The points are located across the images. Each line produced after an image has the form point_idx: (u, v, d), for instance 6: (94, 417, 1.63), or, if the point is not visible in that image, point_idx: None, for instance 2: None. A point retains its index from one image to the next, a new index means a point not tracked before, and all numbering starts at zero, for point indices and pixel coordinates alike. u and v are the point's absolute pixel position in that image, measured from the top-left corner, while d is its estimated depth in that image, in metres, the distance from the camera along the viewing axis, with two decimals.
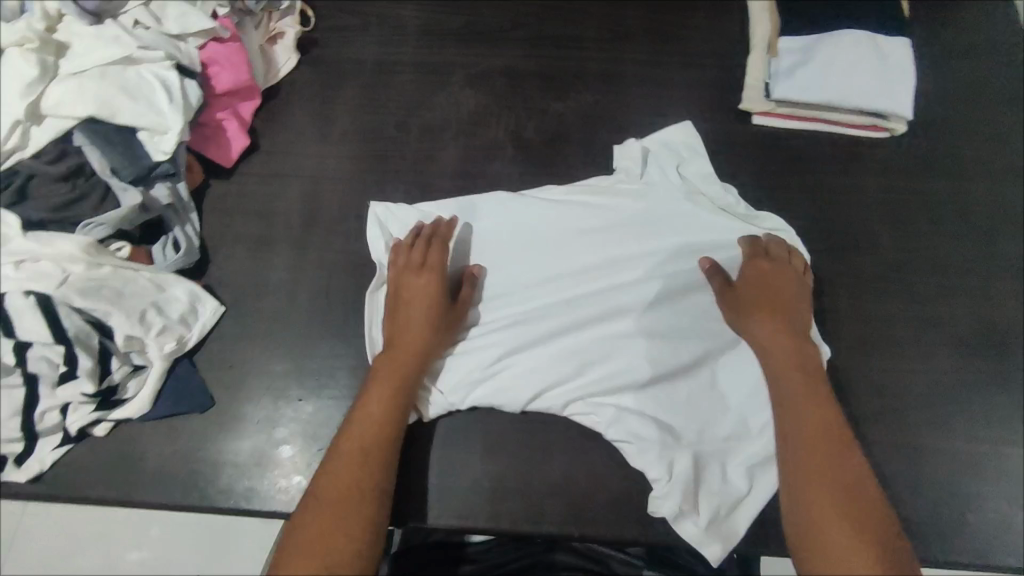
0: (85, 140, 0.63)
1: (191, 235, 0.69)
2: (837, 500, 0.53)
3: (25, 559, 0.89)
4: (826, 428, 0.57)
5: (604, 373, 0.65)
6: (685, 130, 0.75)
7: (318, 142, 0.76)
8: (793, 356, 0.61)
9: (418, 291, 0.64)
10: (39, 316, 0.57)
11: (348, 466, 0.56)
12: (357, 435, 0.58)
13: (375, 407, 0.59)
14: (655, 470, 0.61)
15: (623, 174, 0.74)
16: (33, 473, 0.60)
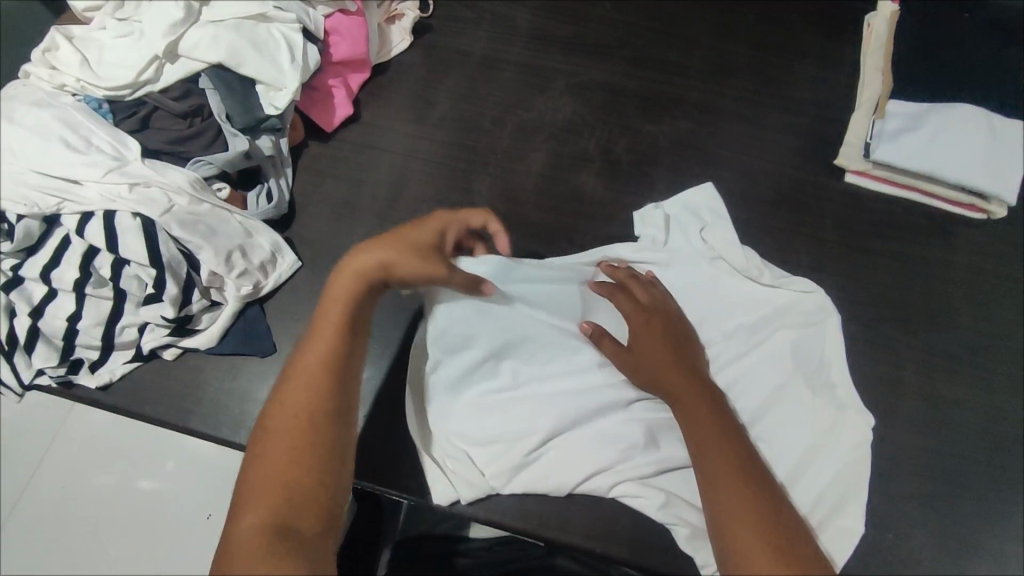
0: (209, 84, 0.68)
1: (283, 189, 0.72)
2: (758, 529, 0.51)
3: (59, 462, 0.94)
4: (728, 454, 0.56)
5: (654, 463, 0.63)
6: (705, 192, 0.75)
7: (416, 123, 0.79)
8: (696, 399, 0.59)
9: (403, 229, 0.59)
10: (141, 238, 0.60)
11: (309, 384, 0.53)
12: (315, 351, 0.55)
13: (329, 329, 0.55)
14: (704, 555, 0.60)
15: (648, 242, 0.73)
16: (103, 381, 0.64)
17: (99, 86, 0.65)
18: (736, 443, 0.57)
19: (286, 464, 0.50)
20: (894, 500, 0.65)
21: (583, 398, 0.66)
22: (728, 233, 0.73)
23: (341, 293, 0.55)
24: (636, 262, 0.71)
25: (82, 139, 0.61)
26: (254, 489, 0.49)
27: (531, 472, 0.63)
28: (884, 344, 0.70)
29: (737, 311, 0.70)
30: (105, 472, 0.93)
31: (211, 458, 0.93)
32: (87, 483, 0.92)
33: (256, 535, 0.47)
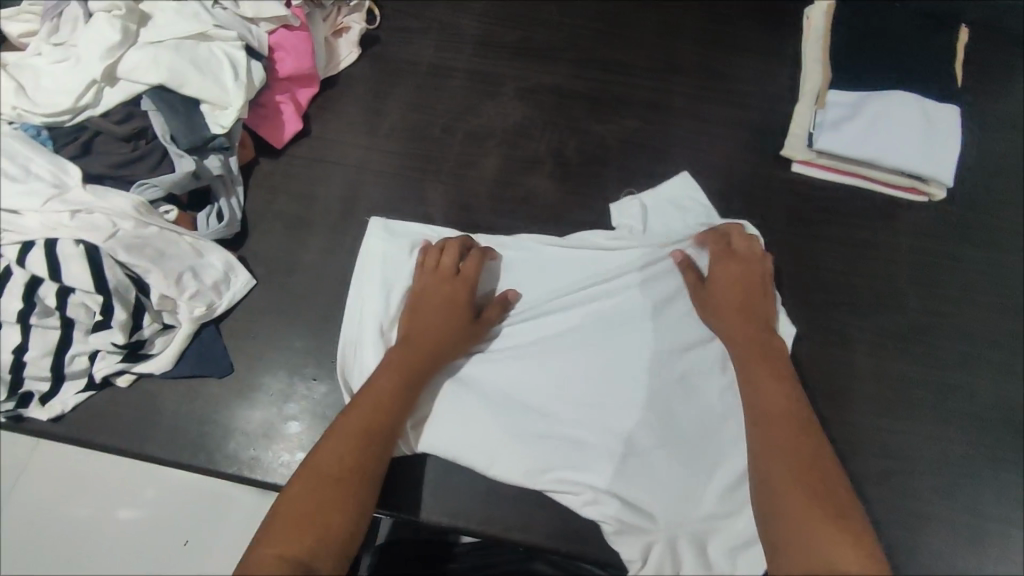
0: (152, 106, 0.67)
1: (234, 208, 0.72)
2: (811, 482, 0.53)
3: None
4: (789, 410, 0.58)
5: (585, 461, 0.63)
6: (684, 181, 0.77)
7: (367, 134, 0.79)
8: (757, 348, 0.64)
9: (428, 290, 0.66)
10: (86, 265, 0.59)
11: (352, 440, 0.56)
12: (369, 408, 0.59)
13: (385, 391, 0.60)
14: (628, 551, 0.61)
15: (625, 231, 0.74)
16: (55, 413, 0.62)
17: (37, 113, 0.64)
18: (797, 404, 0.59)
19: (313, 507, 0.51)
20: (851, 480, 0.66)
21: (529, 381, 0.67)
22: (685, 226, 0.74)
23: (398, 364, 0.61)
24: (608, 249, 0.72)
25: (20, 168, 0.61)
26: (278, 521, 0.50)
27: (464, 458, 0.64)
28: (836, 328, 0.72)
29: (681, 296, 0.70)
30: None
31: None
32: None
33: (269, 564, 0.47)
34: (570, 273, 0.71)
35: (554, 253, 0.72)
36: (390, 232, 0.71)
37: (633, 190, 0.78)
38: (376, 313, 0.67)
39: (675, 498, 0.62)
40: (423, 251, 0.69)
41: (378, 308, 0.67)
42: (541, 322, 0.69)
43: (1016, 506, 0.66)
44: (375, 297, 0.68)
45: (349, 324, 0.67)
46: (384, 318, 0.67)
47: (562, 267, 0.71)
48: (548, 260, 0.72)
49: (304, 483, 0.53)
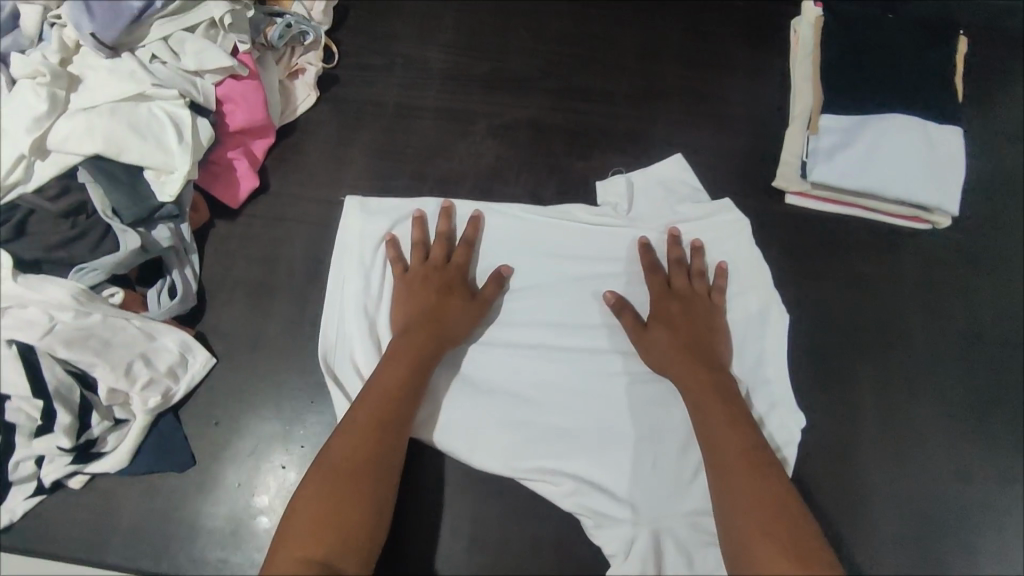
0: (89, 177, 0.61)
1: (189, 279, 0.66)
2: (765, 514, 0.51)
3: None
4: (737, 443, 0.56)
5: (572, 450, 0.62)
6: (677, 163, 0.73)
7: (331, 187, 0.73)
8: (706, 376, 0.60)
9: (420, 279, 0.64)
10: (21, 370, 0.54)
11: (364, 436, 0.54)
12: (378, 403, 0.56)
13: (388, 384, 0.57)
14: (612, 545, 0.60)
15: (610, 210, 0.71)
16: (2, 523, 0.57)
17: None
18: (747, 435, 0.56)
19: (331, 511, 0.50)
20: (854, 534, 0.64)
21: (510, 369, 0.65)
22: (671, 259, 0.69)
23: (401, 358, 0.59)
24: (593, 224, 0.70)
25: None
26: (297, 525, 0.49)
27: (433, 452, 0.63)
28: (837, 370, 0.68)
29: None
30: None
31: None
32: None
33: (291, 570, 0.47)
34: (550, 266, 0.68)
35: (540, 233, 0.69)
36: (367, 208, 0.68)
37: (621, 168, 0.76)
38: (356, 292, 0.65)
39: (655, 494, 0.61)
40: (394, 248, 0.66)
41: (359, 284, 0.65)
42: (512, 345, 0.66)
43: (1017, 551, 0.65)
44: (355, 275, 0.65)
45: (334, 306, 0.65)
46: (365, 297, 0.65)
47: (546, 248, 0.68)
48: (532, 239, 0.68)
49: (316, 484, 0.52)
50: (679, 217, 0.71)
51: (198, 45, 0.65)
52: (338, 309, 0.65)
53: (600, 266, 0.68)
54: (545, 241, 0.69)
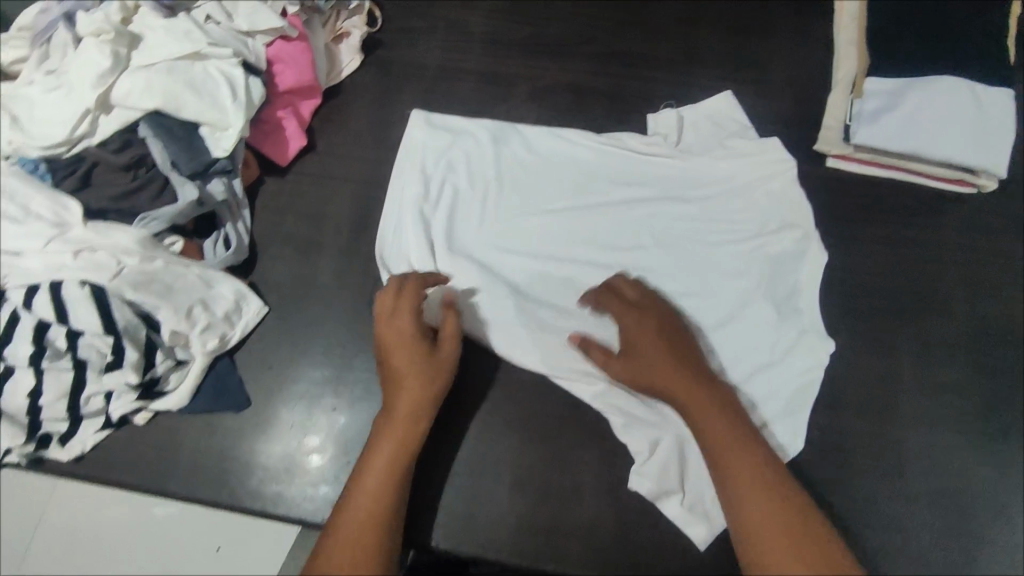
0: (150, 132, 0.64)
1: (242, 232, 0.69)
2: (779, 519, 0.51)
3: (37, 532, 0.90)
4: (732, 437, 0.55)
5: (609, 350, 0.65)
6: (725, 99, 0.75)
7: (376, 147, 0.75)
8: (695, 386, 0.57)
9: (399, 347, 0.59)
10: (93, 309, 0.57)
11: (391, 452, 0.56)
12: (402, 420, 0.58)
13: (378, 484, 0.55)
14: (637, 444, 0.61)
15: (659, 139, 0.74)
16: (75, 453, 0.62)
17: (34, 146, 0.62)
18: (748, 439, 0.55)
19: (374, 519, 0.53)
20: (895, 495, 0.64)
21: (550, 268, 0.69)
22: (705, 215, 0.71)
23: (410, 379, 0.59)
24: (640, 154, 0.73)
25: (19, 209, 0.59)
26: (344, 534, 0.52)
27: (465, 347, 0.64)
28: (877, 331, 0.68)
29: (711, 197, 0.72)
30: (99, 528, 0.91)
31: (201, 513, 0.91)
32: (81, 551, 0.89)
33: (348, 573, 0.50)
34: (595, 199, 0.72)
35: (587, 157, 0.73)
36: (431, 125, 0.74)
37: (671, 103, 0.77)
38: (416, 197, 0.70)
39: None
40: (382, 295, 0.61)
41: (419, 190, 0.71)
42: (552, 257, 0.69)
43: None
44: (416, 182, 0.71)
45: (396, 205, 0.71)
46: (422, 201, 0.70)
47: (594, 173, 0.73)
48: (581, 161, 0.73)
49: (340, 539, 0.51)
50: (728, 150, 0.73)
51: (250, 8, 0.69)
52: (400, 209, 0.70)
53: (642, 190, 0.72)
54: (591, 164, 0.73)
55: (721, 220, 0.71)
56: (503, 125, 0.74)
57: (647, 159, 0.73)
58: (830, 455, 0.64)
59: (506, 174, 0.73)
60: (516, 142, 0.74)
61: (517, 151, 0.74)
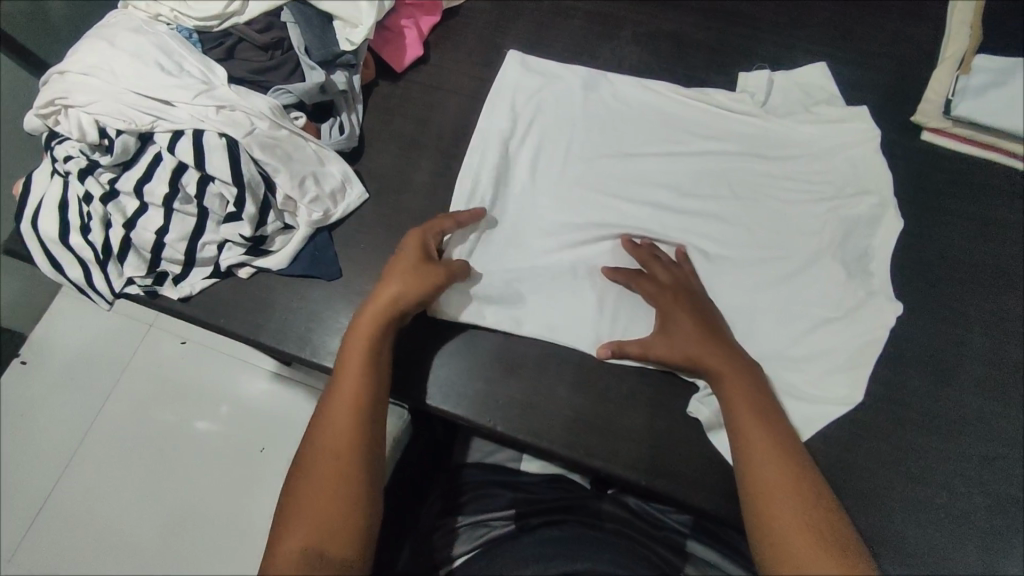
0: (290, 18, 0.71)
1: (354, 123, 0.75)
2: (802, 509, 0.52)
3: (126, 395, 1.03)
4: (766, 430, 0.56)
5: None
6: (821, 70, 0.77)
7: (483, 66, 0.80)
8: (738, 382, 0.59)
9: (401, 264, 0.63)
10: (227, 158, 0.63)
11: (352, 382, 0.57)
12: (359, 346, 0.59)
13: (343, 411, 0.56)
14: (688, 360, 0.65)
15: (748, 96, 0.76)
16: (184, 293, 0.69)
17: (192, 16, 0.68)
18: (766, 407, 0.58)
19: (343, 435, 0.55)
20: (944, 454, 0.64)
21: (631, 199, 0.73)
22: (785, 173, 0.73)
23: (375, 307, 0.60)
24: (723, 109, 0.76)
25: (175, 65, 0.65)
26: (325, 443, 0.55)
27: (528, 269, 0.70)
28: (950, 302, 0.68)
29: (797, 154, 0.73)
30: (170, 403, 1.02)
31: (259, 408, 1.01)
32: (154, 418, 1.01)
33: (323, 488, 0.53)
34: (688, 137, 0.75)
35: (676, 107, 0.76)
36: (526, 67, 0.78)
37: (765, 66, 0.79)
38: (501, 129, 0.75)
39: (742, 327, 0.68)
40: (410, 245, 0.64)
41: (506, 124, 0.75)
42: (633, 187, 0.73)
43: None
44: (503, 115, 0.75)
45: (494, 120, 0.75)
46: (508, 135, 0.74)
47: (686, 120, 0.76)
48: (670, 110, 0.76)
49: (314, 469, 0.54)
50: (820, 113, 0.75)
51: None
52: (496, 124, 0.75)
53: (730, 139, 0.75)
54: (682, 111, 0.76)
55: (802, 176, 0.73)
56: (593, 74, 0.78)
57: (738, 114, 0.75)
58: (884, 409, 0.65)
59: (602, 108, 0.76)
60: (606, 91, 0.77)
61: (615, 89, 0.77)
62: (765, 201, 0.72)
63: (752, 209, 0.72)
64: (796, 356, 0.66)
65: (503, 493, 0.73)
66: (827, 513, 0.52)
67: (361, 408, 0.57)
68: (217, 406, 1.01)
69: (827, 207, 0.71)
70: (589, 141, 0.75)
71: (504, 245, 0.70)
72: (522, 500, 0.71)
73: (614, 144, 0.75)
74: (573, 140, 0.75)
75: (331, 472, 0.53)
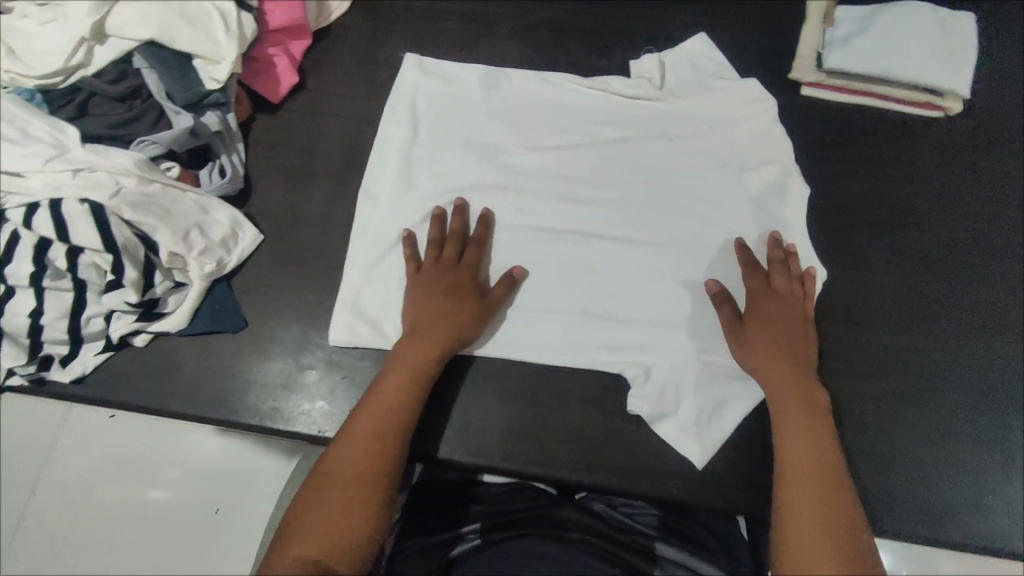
0: (145, 63, 0.65)
1: (236, 164, 0.71)
2: (834, 546, 0.53)
3: (56, 480, 0.94)
4: (819, 459, 0.57)
5: (584, 281, 0.68)
6: (700, 43, 0.77)
7: (364, 84, 0.77)
8: (804, 404, 0.60)
9: (442, 288, 0.64)
10: (92, 225, 0.59)
11: (388, 404, 0.59)
12: (405, 369, 0.61)
13: (376, 429, 0.58)
14: (612, 345, 0.66)
15: (645, 82, 0.76)
16: (76, 375, 0.63)
17: (31, 75, 0.62)
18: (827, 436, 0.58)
19: (373, 456, 0.57)
20: (866, 395, 0.65)
21: (535, 194, 0.71)
22: (686, 148, 0.73)
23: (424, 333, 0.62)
24: (624, 97, 0.76)
25: (18, 131, 0.59)
26: (352, 457, 0.56)
27: None
28: (852, 247, 0.70)
29: (688, 125, 0.74)
30: (106, 481, 0.93)
31: (205, 466, 0.94)
32: (95, 497, 0.93)
33: (344, 504, 0.54)
34: (582, 125, 0.75)
35: (565, 96, 0.76)
36: (423, 70, 0.76)
37: (653, 48, 0.79)
38: (402, 140, 0.73)
39: (662, 305, 0.68)
40: (446, 267, 0.66)
41: (406, 133, 0.73)
42: (535, 181, 0.72)
43: None
44: (403, 125, 0.73)
45: (383, 138, 0.73)
46: (407, 146, 0.73)
47: (577, 107, 0.76)
48: (559, 101, 0.76)
49: (337, 482, 0.55)
50: (701, 83, 0.76)
51: None
52: (384, 142, 0.73)
53: (622, 121, 0.75)
54: (571, 99, 0.76)
55: (696, 145, 0.73)
56: (476, 74, 0.76)
57: (624, 94, 0.76)
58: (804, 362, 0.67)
59: (490, 108, 0.75)
60: (492, 94, 0.76)
61: (504, 87, 0.76)
62: (663, 176, 0.72)
63: (653, 187, 0.72)
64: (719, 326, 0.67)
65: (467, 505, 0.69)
66: (858, 551, 0.53)
67: (395, 433, 0.58)
68: (167, 470, 0.94)
69: (723, 174, 0.72)
70: (483, 144, 0.73)
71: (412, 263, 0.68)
72: (485, 513, 0.68)
73: (509, 143, 0.74)
74: (466, 145, 0.73)
75: (354, 489, 0.55)
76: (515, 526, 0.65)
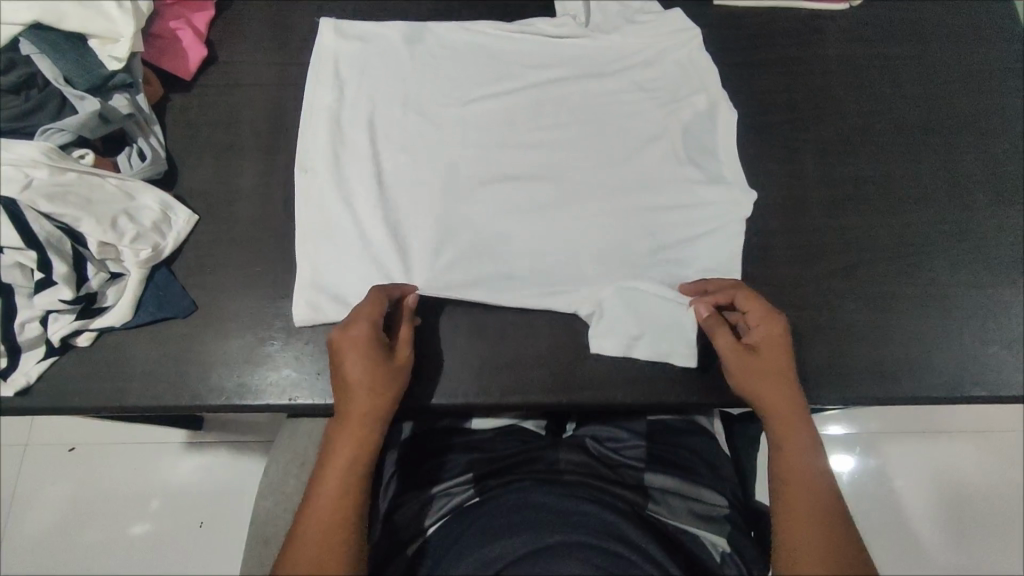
0: (33, 49, 0.61)
1: (156, 146, 0.68)
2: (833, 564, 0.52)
3: (33, 525, 0.98)
4: (808, 475, 0.56)
5: (530, 212, 0.69)
6: None
7: (278, 49, 0.75)
8: (789, 422, 0.58)
9: (353, 362, 0.57)
10: (9, 223, 0.55)
11: (330, 497, 0.54)
12: (336, 458, 0.55)
13: (326, 526, 0.53)
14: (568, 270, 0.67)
15: (569, 19, 0.76)
16: (20, 386, 0.60)
17: None
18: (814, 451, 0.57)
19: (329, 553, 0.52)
20: (812, 277, 0.68)
21: (470, 135, 0.71)
22: (613, 73, 0.74)
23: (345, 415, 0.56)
24: (553, 36, 0.76)
25: None
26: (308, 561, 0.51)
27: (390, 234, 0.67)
28: (780, 143, 0.73)
29: (610, 50, 0.75)
30: (86, 518, 0.98)
31: (185, 490, 0.99)
32: (77, 535, 0.97)
33: None
34: (507, 63, 0.75)
35: (485, 36, 0.75)
36: (341, 33, 0.73)
37: None
38: (327, 94, 0.71)
39: (610, 225, 0.69)
40: (349, 336, 0.57)
41: (329, 88, 0.71)
42: (469, 122, 0.72)
43: (971, 269, 0.69)
44: (324, 82, 0.71)
45: (307, 100, 0.71)
46: (335, 104, 0.71)
47: (499, 46, 0.75)
48: (480, 42, 0.75)
49: None
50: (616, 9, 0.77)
51: None
52: (309, 103, 0.71)
53: (544, 54, 0.75)
54: (492, 38, 0.75)
55: (620, 68, 0.75)
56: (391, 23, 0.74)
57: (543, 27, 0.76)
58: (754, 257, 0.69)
59: (411, 56, 0.74)
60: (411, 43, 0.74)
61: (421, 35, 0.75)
62: (593, 101, 0.73)
63: (585, 113, 0.73)
64: (667, 236, 0.69)
65: (461, 455, 0.67)
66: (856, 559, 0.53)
67: (345, 522, 0.53)
68: (145, 503, 0.98)
69: (650, 92, 0.74)
70: (410, 92, 0.72)
71: (357, 221, 0.67)
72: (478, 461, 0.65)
73: (436, 89, 0.73)
74: (393, 96, 0.72)
75: None
76: (507, 472, 0.63)
